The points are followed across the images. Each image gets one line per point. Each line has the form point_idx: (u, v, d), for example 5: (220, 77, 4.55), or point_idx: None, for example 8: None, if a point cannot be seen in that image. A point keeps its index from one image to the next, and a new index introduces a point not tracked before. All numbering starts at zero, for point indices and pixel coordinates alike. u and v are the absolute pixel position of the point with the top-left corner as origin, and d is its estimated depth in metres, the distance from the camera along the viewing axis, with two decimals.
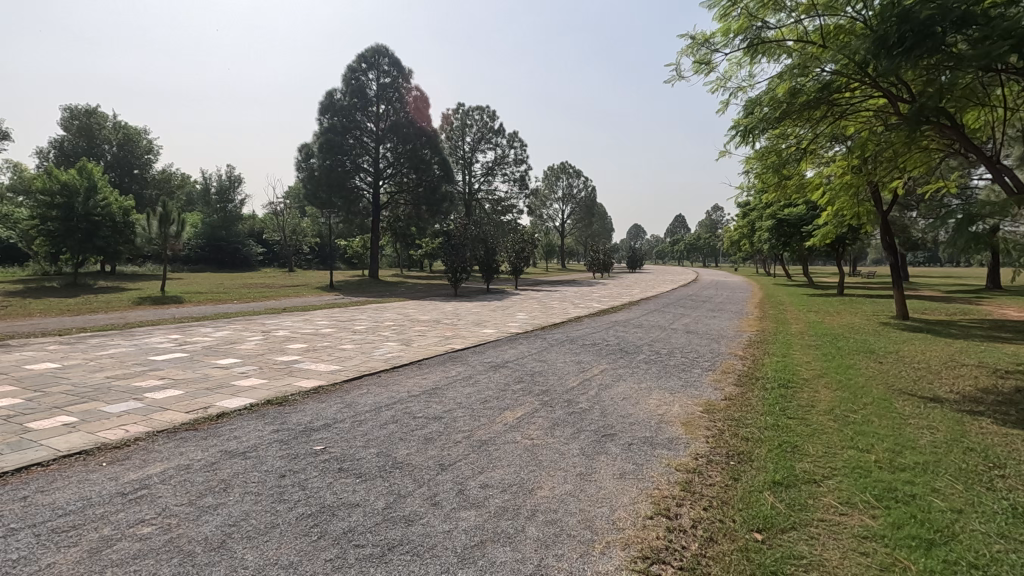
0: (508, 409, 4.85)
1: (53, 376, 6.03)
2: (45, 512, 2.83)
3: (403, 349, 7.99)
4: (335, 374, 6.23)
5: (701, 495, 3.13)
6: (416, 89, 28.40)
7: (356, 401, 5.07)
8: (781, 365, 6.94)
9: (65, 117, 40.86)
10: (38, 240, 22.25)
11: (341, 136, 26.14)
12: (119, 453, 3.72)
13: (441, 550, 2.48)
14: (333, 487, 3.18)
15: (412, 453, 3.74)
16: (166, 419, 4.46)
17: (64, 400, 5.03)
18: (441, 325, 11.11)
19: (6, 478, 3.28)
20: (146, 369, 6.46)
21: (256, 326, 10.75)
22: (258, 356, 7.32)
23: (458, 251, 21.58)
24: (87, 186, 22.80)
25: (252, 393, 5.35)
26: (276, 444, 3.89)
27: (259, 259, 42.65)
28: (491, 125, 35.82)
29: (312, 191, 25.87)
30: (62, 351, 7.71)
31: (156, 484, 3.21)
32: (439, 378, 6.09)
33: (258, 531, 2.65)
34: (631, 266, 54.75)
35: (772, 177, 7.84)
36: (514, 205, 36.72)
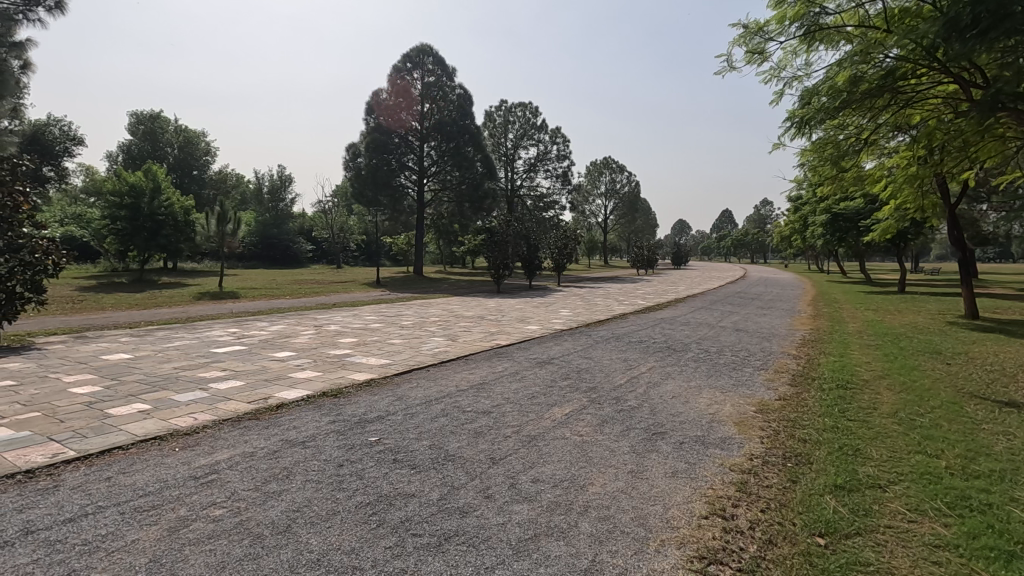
0: (556, 405, 4.86)
1: (126, 366, 6.44)
2: (127, 493, 3.04)
3: (450, 345, 8.08)
4: (385, 368, 6.38)
5: (758, 497, 3.05)
6: (459, 87, 28.64)
7: (406, 395, 5.19)
8: (838, 365, 6.68)
9: (132, 122, 43.45)
10: (109, 237, 23.69)
11: (386, 135, 26.66)
12: (189, 439, 3.94)
13: (496, 542, 2.53)
14: (389, 477, 3.27)
15: (463, 446, 3.80)
16: (230, 408, 4.70)
17: (137, 388, 5.38)
18: (485, 321, 11.19)
19: (90, 460, 3.53)
20: (209, 361, 6.82)
21: (309, 320, 11.18)
22: (311, 350, 7.60)
23: (501, 248, 21.64)
24: (152, 187, 24.13)
25: (308, 385, 5.57)
26: (333, 435, 4.04)
27: (309, 256, 44.01)
28: (534, 121, 35.76)
29: (358, 190, 26.54)
30: (133, 343, 8.22)
31: (224, 469, 3.39)
32: (486, 373, 6.17)
33: (321, 517, 2.76)
34: (675, 262, 53.65)
35: (829, 169, 7.48)
36: (556, 201, 36.55)
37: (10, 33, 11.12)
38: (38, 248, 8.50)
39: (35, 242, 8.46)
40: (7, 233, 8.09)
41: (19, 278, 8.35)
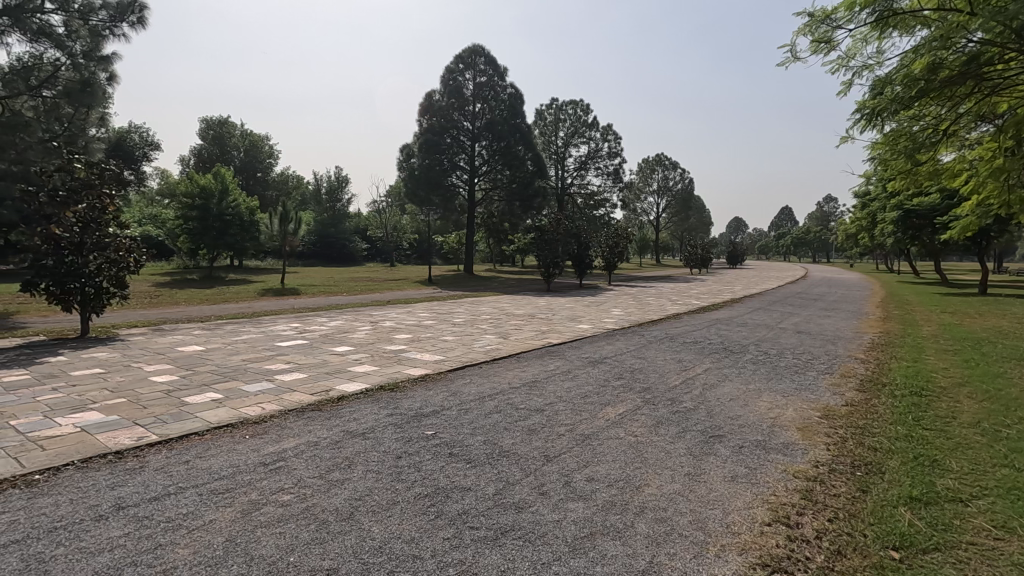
0: (609, 405, 4.82)
1: (199, 358, 6.87)
2: (204, 476, 3.24)
3: (502, 342, 8.15)
4: (439, 364, 6.50)
5: (825, 506, 2.93)
6: (511, 86, 28.81)
7: (460, 391, 5.28)
8: (912, 371, 6.28)
9: (202, 128, 46.07)
10: (182, 236, 25.25)
11: (438, 136, 27.13)
12: (258, 427, 4.16)
13: (552, 538, 2.54)
14: (446, 470, 3.35)
15: (517, 443, 3.83)
16: (295, 399, 4.93)
17: (211, 378, 5.73)
18: (536, 319, 11.20)
19: (171, 444, 3.79)
20: (274, 354, 7.16)
21: (365, 317, 11.54)
22: (368, 345, 7.86)
23: (551, 247, 21.60)
24: (221, 189, 25.49)
25: (366, 378, 5.77)
26: (391, 427, 4.17)
27: (364, 255, 45.31)
28: (585, 118, 35.45)
29: (411, 190, 27.15)
30: (206, 336, 8.74)
31: (290, 457, 3.56)
32: (538, 371, 6.19)
33: (382, 507, 2.86)
34: (731, 262, 51.96)
35: (902, 163, 7.03)
36: (607, 199, 36.10)
37: (99, 48, 12.03)
38: (122, 246, 9.16)
39: (120, 241, 9.14)
40: (96, 232, 8.80)
41: (106, 274, 9.05)
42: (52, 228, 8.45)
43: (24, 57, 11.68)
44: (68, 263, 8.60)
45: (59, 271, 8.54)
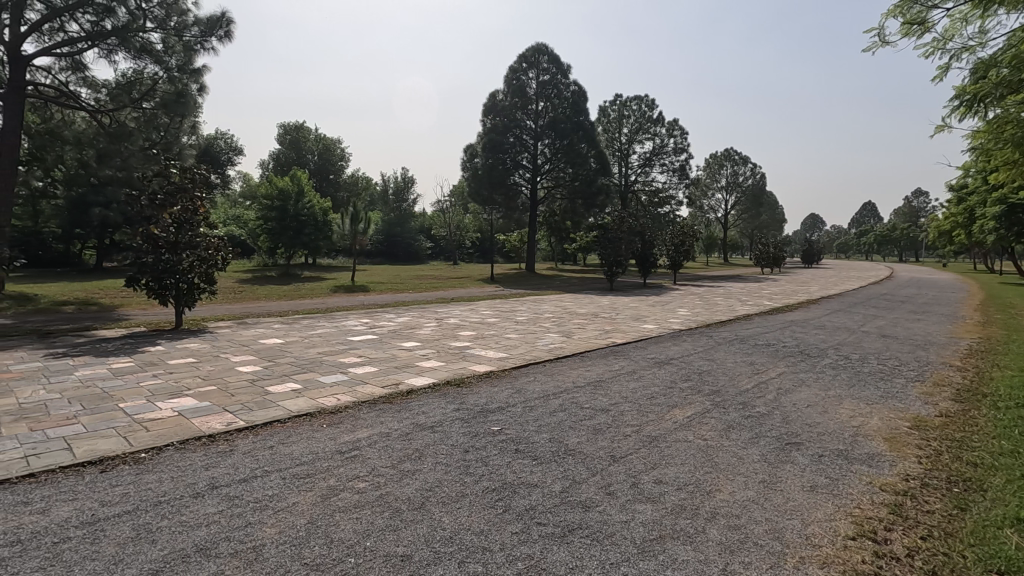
0: (676, 407, 4.70)
1: (279, 350, 7.30)
2: (286, 461, 3.44)
3: (565, 341, 8.11)
4: (503, 361, 6.57)
5: (917, 522, 2.73)
6: (574, 84, 28.64)
7: (525, 388, 5.31)
8: (1018, 381, 5.71)
9: (280, 133, 48.92)
10: (263, 236, 26.88)
11: (502, 135, 27.36)
12: (334, 417, 4.37)
13: (620, 539, 2.52)
14: (512, 466, 3.39)
15: (583, 442, 3.82)
16: (367, 391, 5.14)
17: (290, 370, 6.08)
18: (599, 318, 11.08)
19: (256, 429, 4.06)
20: (347, 348, 7.50)
21: (430, 314, 11.84)
22: (435, 341, 8.07)
23: (614, 245, 21.23)
24: (297, 191, 26.88)
25: (433, 373, 5.93)
26: (458, 422, 4.26)
27: (428, 253, 46.40)
28: (650, 114, 34.64)
29: (474, 189, 27.54)
30: (284, 330, 9.27)
31: (364, 447, 3.72)
32: (602, 371, 6.12)
33: (451, 498, 2.94)
34: (806, 262, 49.28)
35: (1008, 153, 6.38)
36: (672, 196, 35.05)
37: (191, 62, 12.84)
38: (211, 245, 9.91)
39: (209, 241, 9.86)
40: (189, 232, 9.55)
41: (198, 271, 9.79)
42: (152, 228, 9.26)
43: (127, 72, 12.89)
44: (166, 261, 9.40)
45: (157, 268, 9.32)
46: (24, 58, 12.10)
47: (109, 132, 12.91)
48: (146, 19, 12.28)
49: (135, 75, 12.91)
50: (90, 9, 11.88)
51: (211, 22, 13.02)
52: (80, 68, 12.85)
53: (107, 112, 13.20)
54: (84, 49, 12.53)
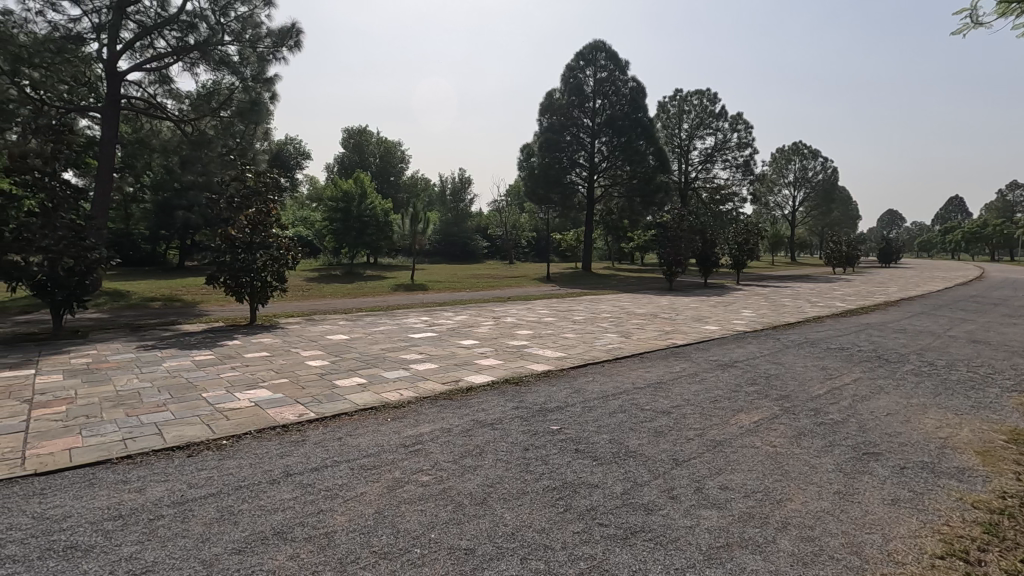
0: (742, 411, 4.54)
1: (345, 346, 7.60)
2: (354, 452, 3.58)
3: (624, 342, 7.99)
4: (562, 361, 6.55)
5: (1017, 545, 2.51)
6: (632, 80, 28.14)
7: (584, 388, 5.28)
8: None
9: (345, 137, 51.02)
10: (328, 236, 28.06)
11: (558, 134, 27.27)
12: (398, 412, 4.51)
13: (685, 545, 2.46)
14: (572, 465, 3.38)
15: (644, 444, 3.76)
16: (428, 387, 5.27)
17: (355, 365, 6.32)
18: (658, 319, 10.84)
19: (325, 421, 4.25)
20: (408, 344, 7.71)
21: (488, 312, 11.99)
22: (493, 340, 8.16)
23: (673, 244, 20.66)
24: (360, 193, 27.90)
25: (492, 371, 6.01)
26: (518, 419, 4.30)
27: (484, 253, 46.86)
28: (711, 108, 33.54)
29: (531, 189, 27.58)
30: (349, 326, 9.65)
31: (427, 441, 3.81)
32: (663, 372, 6.00)
33: (512, 495, 2.96)
34: (882, 261, 46.20)
35: None
36: (735, 193, 33.74)
37: (264, 71, 13.54)
38: (283, 246, 10.40)
39: (281, 241, 10.37)
40: (263, 233, 10.08)
41: (271, 270, 10.30)
42: (230, 230, 9.88)
43: (207, 83, 13.80)
44: (241, 260, 9.97)
45: (235, 267, 9.92)
46: (119, 73, 13.21)
47: (191, 140, 13.86)
48: (224, 33, 13.12)
49: (214, 86, 13.78)
50: (176, 27, 12.84)
51: (282, 34, 13.63)
52: (167, 81, 13.87)
53: (189, 121, 14.18)
54: (170, 63, 13.51)
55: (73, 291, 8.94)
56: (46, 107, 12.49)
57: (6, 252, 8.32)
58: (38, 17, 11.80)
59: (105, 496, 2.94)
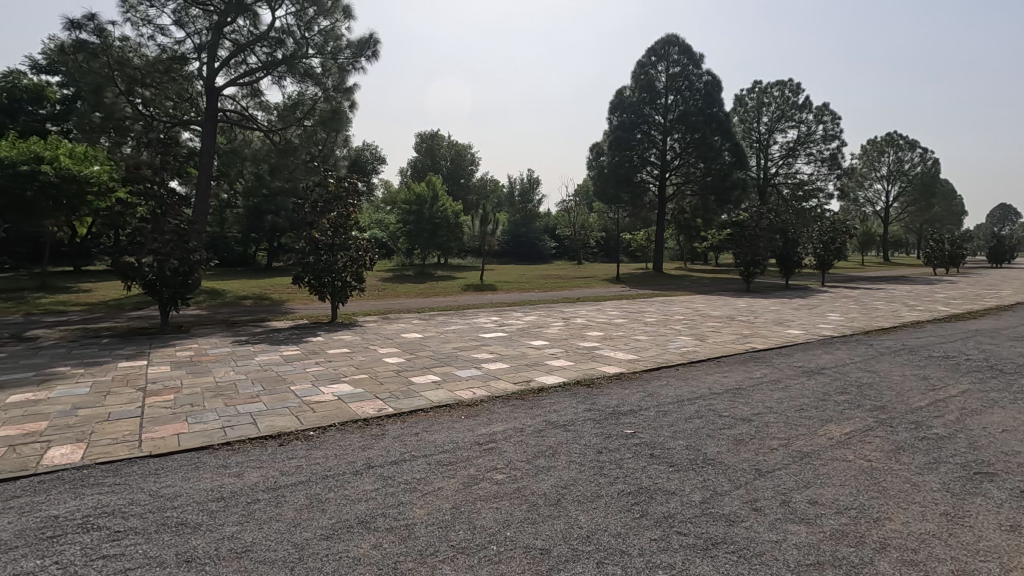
0: (832, 422, 4.26)
1: (419, 344, 7.85)
2: (430, 448, 3.68)
3: (699, 345, 7.70)
4: (634, 364, 6.42)
5: None
6: (707, 74, 27.17)
7: (658, 392, 5.15)
8: None
9: (418, 142, 52.89)
10: (402, 238, 29.09)
11: (629, 132, 26.74)
12: (471, 410, 4.60)
13: (771, 560, 2.34)
14: (648, 471, 3.31)
15: (724, 452, 3.61)
16: (500, 387, 5.34)
17: (430, 363, 6.49)
18: (735, 321, 10.39)
19: (402, 417, 4.40)
20: (479, 344, 7.84)
21: (557, 313, 11.98)
22: (563, 341, 8.13)
23: (751, 244, 19.65)
24: (432, 196, 28.71)
25: (563, 372, 6.00)
26: (590, 422, 4.26)
27: (553, 253, 46.76)
28: (794, 100, 31.72)
29: (600, 188, 27.26)
30: (422, 325, 9.94)
31: (500, 440, 3.86)
32: (742, 378, 5.74)
33: (586, 497, 2.94)
34: (993, 261, 41.78)
35: None
36: (820, 188, 31.71)
37: (344, 81, 14.29)
38: (361, 247, 10.87)
39: (360, 242, 10.85)
40: (343, 235, 10.62)
41: (350, 270, 10.80)
42: (314, 232, 10.46)
43: (293, 95, 14.70)
44: (323, 261, 10.53)
45: (317, 267, 10.49)
46: (216, 88, 14.31)
47: (279, 148, 14.78)
48: (308, 46, 13.93)
49: (299, 97, 14.62)
50: (266, 43, 13.76)
51: (361, 44, 14.28)
52: (257, 94, 14.89)
53: (277, 131, 15.12)
54: (260, 77, 14.48)
55: (178, 289, 9.77)
56: (155, 122, 13.75)
57: (123, 253, 9.24)
58: (150, 40, 13.03)
59: (209, 479, 3.20)
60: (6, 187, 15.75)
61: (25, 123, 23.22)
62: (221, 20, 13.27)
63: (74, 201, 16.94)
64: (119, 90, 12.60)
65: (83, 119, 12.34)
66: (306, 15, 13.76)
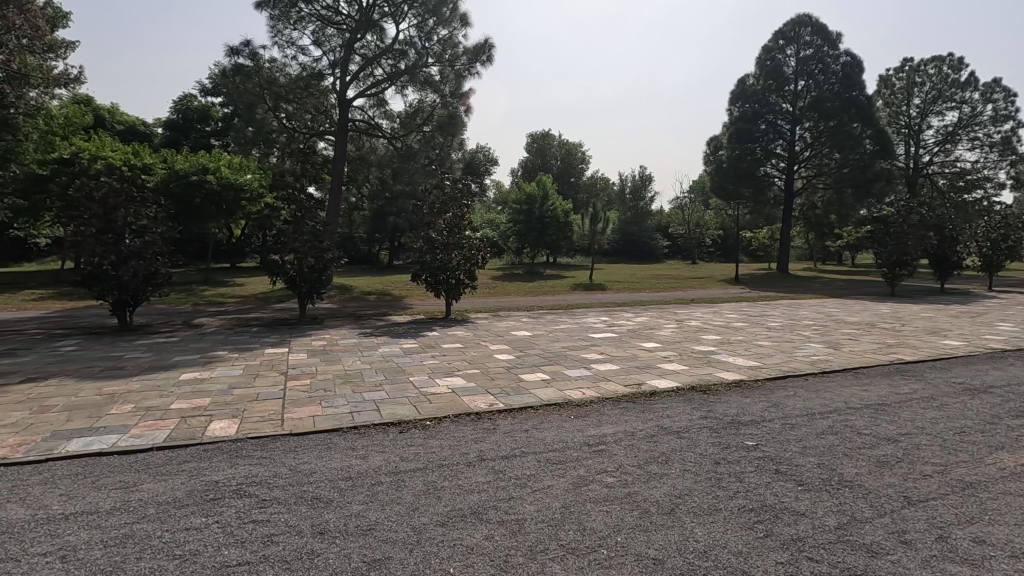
0: (1003, 450, 3.64)
1: (530, 342, 7.95)
2: (540, 445, 3.72)
3: (832, 353, 6.99)
4: (756, 371, 5.99)
5: None
6: (845, 54, 24.66)
7: (783, 403, 4.76)
8: None
9: (529, 142, 54.02)
10: (512, 237, 29.66)
11: (752, 123, 25.01)
12: (581, 410, 4.57)
13: None
14: (772, 487, 3.07)
15: (864, 474, 3.24)
16: (610, 388, 5.25)
17: (538, 361, 6.55)
18: (877, 329, 9.28)
19: (511, 413, 4.47)
20: (589, 344, 7.76)
21: (670, 314, 11.52)
22: (676, 343, 7.80)
23: (897, 242, 17.45)
24: (542, 195, 29.00)
25: (676, 377, 5.75)
26: (707, 430, 4.04)
27: (665, 252, 45.09)
28: (955, 77, 27.70)
29: (719, 183, 25.80)
30: (532, 324, 10.05)
31: (611, 443, 3.79)
32: (886, 392, 5.11)
33: (704, 510, 2.79)
34: None
35: None
36: (988, 177, 27.38)
37: (461, 87, 14.88)
38: (473, 246, 11.21)
39: (472, 241, 11.22)
40: (457, 234, 11.03)
41: (463, 268, 11.19)
42: (431, 232, 11.00)
43: (414, 103, 15.58)
44: (440, 259, 11.04)
45: (434, 265, 11.00)
46: (348, 100, 15.59)
47: (400, 154, 15.74)
48: (428, 56, 14.68)
49: (419, 104, 15.47)
50: (390, 55, 14.72)
51: (476, 50, 14.74)
52: (382, 104, 15.98)
53: (398, 137, 16.08)
54: (385, 87, 15.51)
55: (314, 285, 10.79)
56: (297, 133, 15.27)
57: (270, 251, 10.36)
58: (293, 60, 14.49)
59: (339, 459, 3.49)
60: (181, 195, 18.38)
61: (196, 140, 27.00)
62: (353, 37, 14.44)
63: (232, 206, 19.33)
64: (268, 107, 14.19)
65: (240, 133, 14.08)
66: (426, 26, 14.52)
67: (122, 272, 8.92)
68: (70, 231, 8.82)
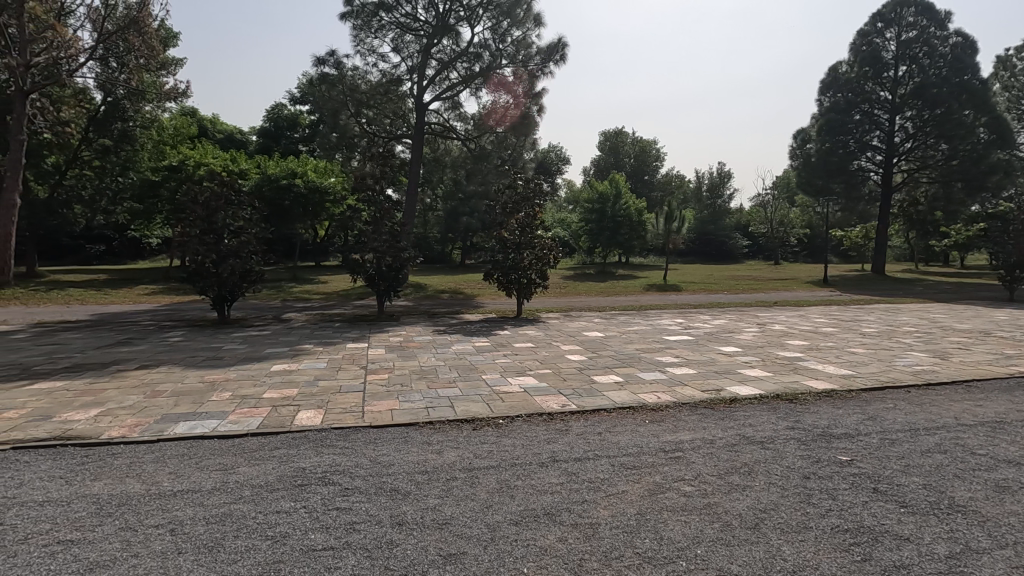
0: None
1: (602, 343, 7.83)
2: (613, 449, 3.64)
3: (938, 364, 6.36)
4: (849, 380, 5.56)
5: None
6: (955, 35, 22.46)
7: (881, 416, 4.39)
8: None
9: (602, 141, 53.38)
10: (584, 237, 29.37)
11: (844, 113, 23.30)
12: (656, 414, 4.44)
13: None
14: (870, 507, 2.83)
15: (979, 499, 2.92)
16: (687, 393, 5.06)
17: (611, 363, 6.43)
18: (993, 338, 8.34)
19: (582, 415, 4.41)
20: (664, 347, 7.54)
21: (751, 317, 10.96)
22: (759, 348, 7.40)
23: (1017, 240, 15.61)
24: (615, 194, 28.52)
25: (759, 383, 5.45)
26: (795, 442, 3.80)
27: (745, 252, 42.91)
28: None
29: (806, 179, 24.24)
30: (604, 324, 9.90)
31: (688, 450, 3.65)
32: (1005, 409, 4.58)
33: (792, 527, 2.62)
34: None
35: None
36: None
37: (533, 87, 14.91)
38: (544, 246, 11.20)
39: (543, 241, 11.21)
40: (529, 234, 11.07)
41: (535, 267, 11.21)
42: (502, 231, 11.09)
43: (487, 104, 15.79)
44: (512, 258, 11.12)
45: (505, 264, 11.10)
46: (425, 104, 16.05)
47: (474, 155, 16.02)
48: (502, 57, 14.81)
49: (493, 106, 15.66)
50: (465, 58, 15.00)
51: (550, 49, 14.73)
52: (457, 106, 16.31)
53: (472, 139, 16.36)
54: (460, 90, 15.82)
55: (391, 282, 11.22)
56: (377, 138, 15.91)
57: (351, 251, 10.88)
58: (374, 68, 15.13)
59: (415, 453, 3.59)
60: (272, 198, 19.69)
61: (286, 146, 28.82)
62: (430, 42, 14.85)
63: (317, 208, 20.47)
64: (351, 113, 14.90)
65: (325, 139, 14.90)
66: (501, 28, 14.67)
67: (221, 269, 9.67)
68: (178, 231, 9.69)
